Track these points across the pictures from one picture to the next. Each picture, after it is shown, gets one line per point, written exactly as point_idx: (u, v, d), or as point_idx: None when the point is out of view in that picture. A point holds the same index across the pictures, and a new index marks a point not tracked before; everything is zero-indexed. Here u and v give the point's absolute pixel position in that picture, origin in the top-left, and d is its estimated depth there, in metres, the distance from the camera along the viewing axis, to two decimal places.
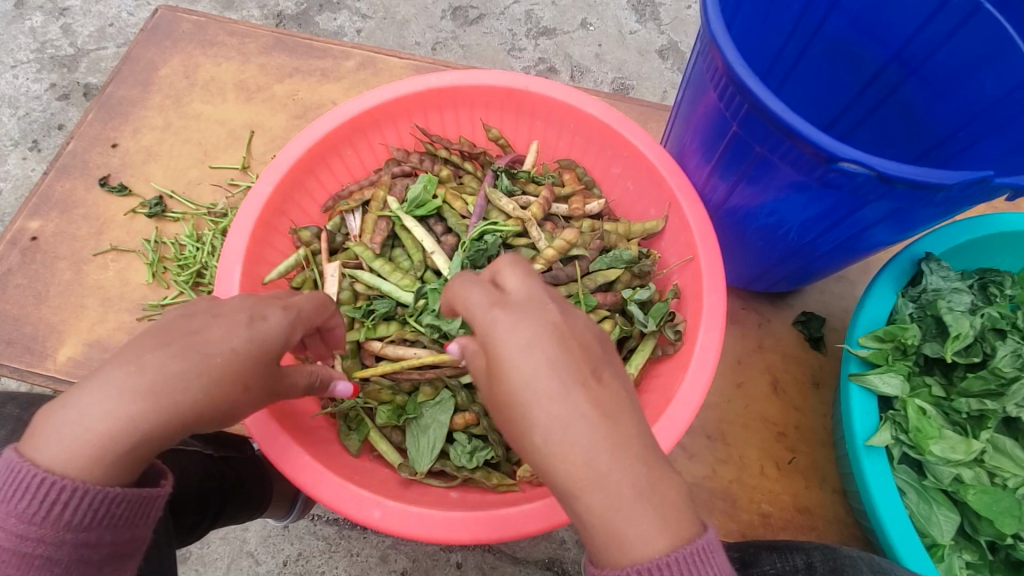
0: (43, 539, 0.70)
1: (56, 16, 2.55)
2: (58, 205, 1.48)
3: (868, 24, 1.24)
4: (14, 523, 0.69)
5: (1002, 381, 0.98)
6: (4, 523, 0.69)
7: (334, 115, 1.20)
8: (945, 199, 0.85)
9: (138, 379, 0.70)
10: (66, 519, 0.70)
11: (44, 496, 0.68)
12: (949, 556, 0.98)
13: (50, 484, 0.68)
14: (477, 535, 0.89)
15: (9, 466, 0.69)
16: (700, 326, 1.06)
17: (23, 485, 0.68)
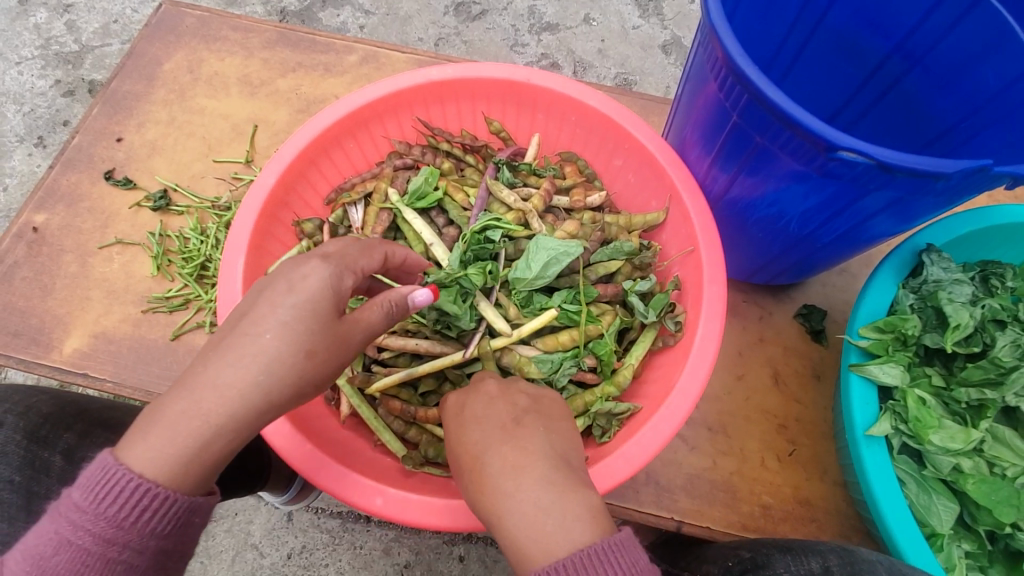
0: (127, 543, 0.73)
1: (60, 13, 2.56)
2: (63, 198, 1.49)
3: (870, 16, 1.24)
4: (99, 526, 0.72)
5: (1001, 370, 0.98)
6: (90, 525, 0.72)
7: (335, 108, 1.21)
8: (945, 188, 0.85)
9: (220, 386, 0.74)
10: (151, 525, 0.73)
11: (136, 500, 0.72)
12: (949, 546, 0.98)
13: (142, 490, 0.71)
14: (476, 522, 0.90)
15: (104, 468, 0.72)
16: (700, 317, 1.06)
17: (119, 489, 0.71)
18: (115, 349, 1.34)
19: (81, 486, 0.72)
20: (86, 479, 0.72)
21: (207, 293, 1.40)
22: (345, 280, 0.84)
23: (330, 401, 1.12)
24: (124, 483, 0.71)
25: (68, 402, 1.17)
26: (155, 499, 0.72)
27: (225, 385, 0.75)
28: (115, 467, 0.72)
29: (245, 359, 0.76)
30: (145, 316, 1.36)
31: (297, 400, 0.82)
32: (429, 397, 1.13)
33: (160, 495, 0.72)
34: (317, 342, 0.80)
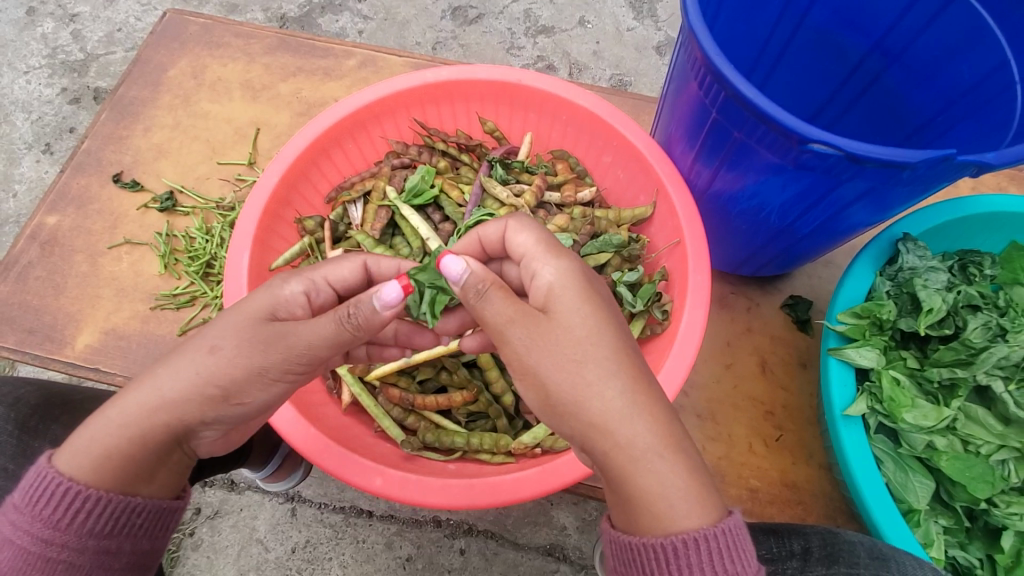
0: (65, 543, 0.78)
1: (66, 22, 2.63)
2: (74, 200, 1.55)
3: (850, 15, 1.28)
4: (37, 527, 0.77)
5: (971, 351, 1.03)
6: (28, 526, 0.78)
7: (334, 110, 1.26)
8: (913, 178, 0.90)
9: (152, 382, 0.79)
10: (86, 525, 0.78)
11: (69, 501, 0.77)
12: (926, 522, 1.02)
13: (70, 491, 0.77)
14: (472, 500, 0.95)
15: (38, 473, 0.78)
16: (686, 305, 1.11)
17: (51, 491, 0.77)
18: (124, 345, 1.39)
19: (22, 489, 0.79)
20: (26, 483, 0.79)
21: (213, 290, 1.45)
22: (287, 287, 0.87)
23: (332, 391, 1.17)
24: (54, 486, 0.77)
25: (54, 393, 1.20)
26: (86, 500, 0.77)
27: (142, 397, 0.79)
28: (50, 474, 0.78)
29: (172, 370, 0.80)
30: (153, 312, 1.42)
31: (207, 412, 0.81)
32: (426, 385, 1.18)
33: (90, 496, 0.77)
34: (226, 343, 0.81)
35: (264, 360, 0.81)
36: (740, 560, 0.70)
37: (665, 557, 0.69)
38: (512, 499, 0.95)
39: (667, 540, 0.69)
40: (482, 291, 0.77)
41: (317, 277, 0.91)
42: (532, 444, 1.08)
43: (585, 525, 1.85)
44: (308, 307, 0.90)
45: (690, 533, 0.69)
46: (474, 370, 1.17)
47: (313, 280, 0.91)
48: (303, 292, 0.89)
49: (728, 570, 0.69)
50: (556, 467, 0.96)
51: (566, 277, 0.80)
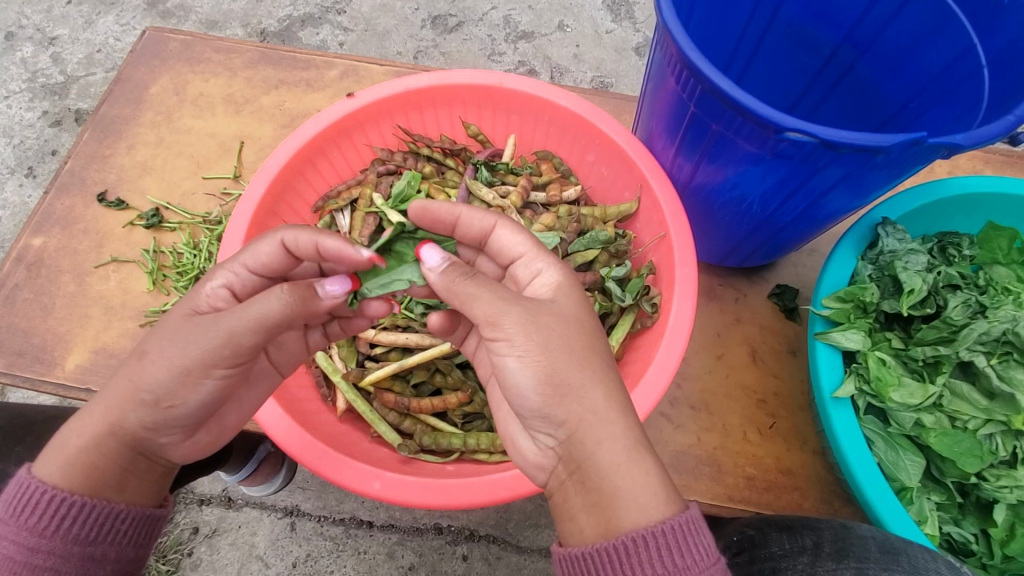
0: (52, 549, 0.80)
1: (44, 46, 2.61)
2: (59, 221, 1.54)
3: (820, 8, 1.30)
4: (24, 535, 0.79)
5: (953, 328, 1.05)
6: (13, 536, 0.79)
7: (318, 120, 1.27)
8: (887, 162, 0.92)
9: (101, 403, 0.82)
10: (71, 531, 0.80)
11: (53, 509, 0.79)
12: (919, 500, 1.04)
13: (56, 500, 0.79)
14: (472, 498, 0.95)
15: (21, 483, 0.80)
16: (673, 297, 1.13)
17: (34, 500, 0.79)
18: (115, 363, 1.38)
19: (3, 502, 0.80)
20: (8, 494, 0.80)
21: None
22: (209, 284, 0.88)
23: (326, 399, 1.17)
24: (39, 495, 0.79)
25: (17, 415, 1.20)
26: (71, 506, 0.79)
27: (95, 411, 0.82)
28: (30, 481, 0.80)
29: (118, 381, 0.82)
30: (144, 329, 1.41)
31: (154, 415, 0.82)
32: (421, 388, 1.18)
33: (72, 501, 0.79)
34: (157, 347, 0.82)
35: (185, 360, 0.80)
36: (690, 556, 0.70)
37: (616, 559, 0.70)
38: (511, 495, 0.95)
39: (616, 541, 0.70)
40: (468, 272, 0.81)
41: (236, 267, 0.90)
42: None
43: None
44: (234, 299, 0.90)
45: (635, 531, 0.69)
46: (468, 371, 1.18)
47: (234, 270, 0.90)
48: (224, 286, 0.89)
49: (678, 566, 0.69)
50: None
51: (568, 281, 0.85)
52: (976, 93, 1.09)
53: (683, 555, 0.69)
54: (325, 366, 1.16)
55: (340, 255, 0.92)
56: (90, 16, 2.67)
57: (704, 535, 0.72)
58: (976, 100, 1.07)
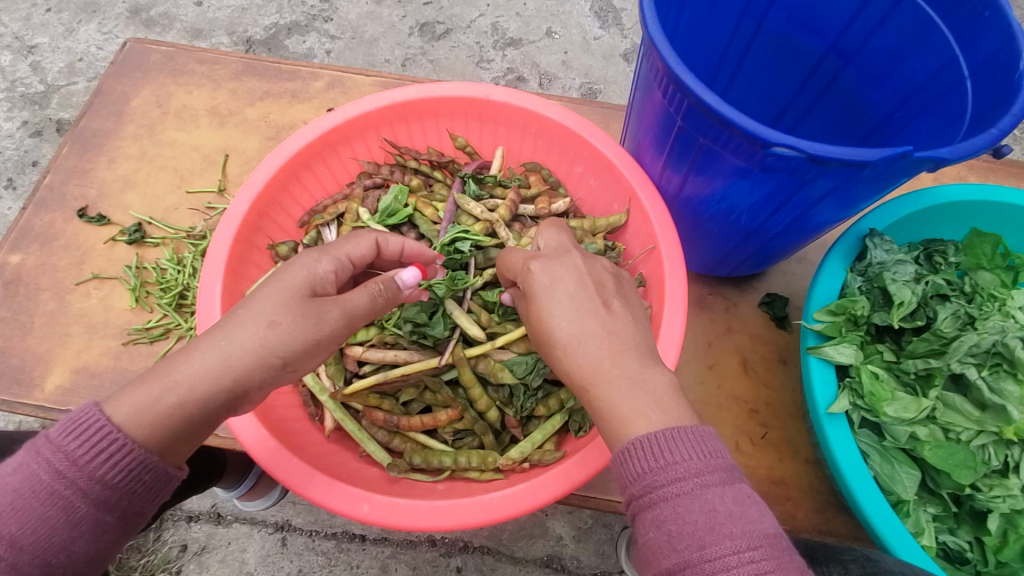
0: (74, 482, 0.74)
1: (24, 55, 2.57)
2: (38, 237, 1.50)
3: (805, 19, 1.31)
4: (58, 459, 0.75)
5: (943, 341, 1.05)
6: (54, 462, 0.74)
7: (303, 134, 1.25)
8: (874, 175, 0.92)
9: (186, 364, 0.82)
10: (110, 471, 0.76)
11: (104, 443, 0.76)
12: (915, 511, 1.04)
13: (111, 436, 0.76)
14: (463, 520, 0.94)
15: (82, 412, 0.77)
16: (664, 310, 1.12)
17: (88, 434, 0.76)
18: (97, 383, 1.35)
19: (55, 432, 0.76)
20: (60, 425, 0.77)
21: (188, 322, 1.44)
22: (319, 265, 0.95)
23: (313, 417, 1.14)
24: (96, 428, 0.76)
25: None
26: (116, 444, 0.76)
27: (209, 363, 0.83)
28: (99, 410, 0.77)
29: (237, 340, 0.85)
30: (126, 347, 1.38)
31: (270, 376, 0.87)
32: (410, 406, 1.16)
33: (120, 441, 0.76)
34: (281, 313, 0.87)
35: (318, 333, 0.89)
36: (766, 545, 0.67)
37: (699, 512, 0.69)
38: (503, 516, 0.94)
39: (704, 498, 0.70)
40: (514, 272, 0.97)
41: (342, 254, 0.99)
42: (519, 458, 1.08)
43: (581, 534, 1.84)
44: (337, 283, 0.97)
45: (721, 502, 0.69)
46: (457, 388, 1.16)
47: (340, 257, 0.98)
48: (334, 271, 0.96)
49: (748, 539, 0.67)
50: (547, 481, 0.96)
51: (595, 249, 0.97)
52: (961, 104, 1.08)
53: (685, 455, 0.72)
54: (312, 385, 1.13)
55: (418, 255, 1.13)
56: (71, 24, 2.63)
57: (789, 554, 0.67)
58: (960, 111, 1.08)
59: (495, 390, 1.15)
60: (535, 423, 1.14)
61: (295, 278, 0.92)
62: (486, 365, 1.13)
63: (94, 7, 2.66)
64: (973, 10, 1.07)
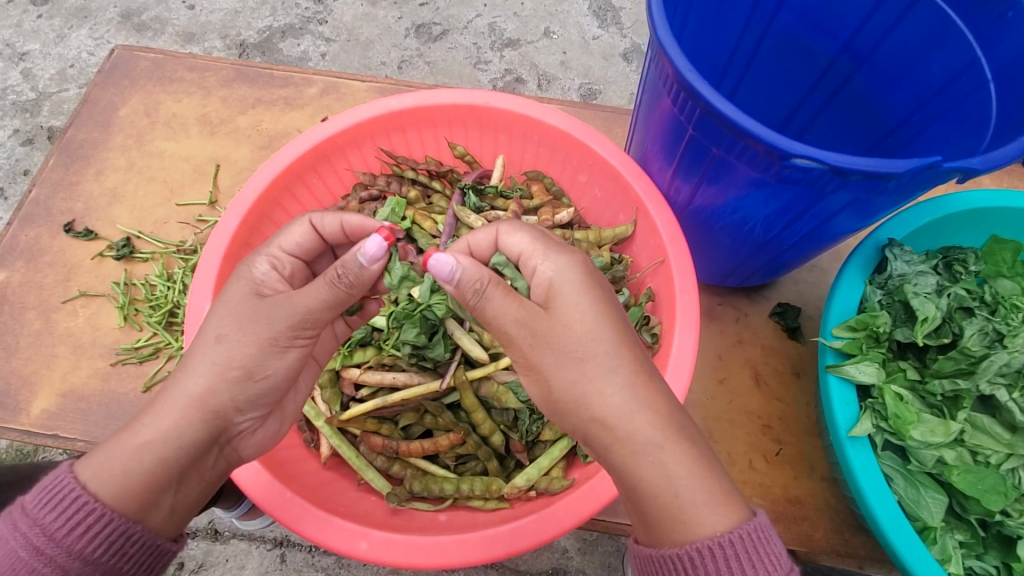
0: (55, 556, 0.74)
1: (14, 61, 2.51)
2: (23, 254, 1.45)
3: (816, 19, 1.26)
4: (36, 532, 0.74)
5: (971, 360, 1.01)
6: (31, 534, 0.73)
7: (294, 145, 1.20)
8: (898, 186, 0.87)
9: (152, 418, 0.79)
10: (87, 548, 0.74)
11: (79, 518, 0.74)
12: (942, 538, 0.99)
13: (85, 508, 0.74)
14: (466, 556, 0.90)
15: (57, 480, 0.75)
16: (675, 328, 1.07)
17: (64, 507, 0.74)
18: (84, 407, 1.30)
19: (31, 496, 0.75)
20: (37, 491, 0.75)
21: (178, 339, 1.38)
22: (257, 268, 0.88)
23: (309, 443, 1.10)
24: (69, 496, 0.74)
25: None
26: (91, 514, 0.74)
27: (171, 403, 0.80)
28: (70, 476, 0.75)
29: (190, 375, 0.81)
30: (115, 368, 1.33)
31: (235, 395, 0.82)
32: (410, 430, 1.12)
33: (96, 510, 0.74)
34: (228, 327, 0.83)
35: (272, 332, 0.83)
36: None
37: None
38: (508, 551, 0.90)
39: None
40: (481, 289, 0.79)
41: (276, 250, 0.91)
42: (525, 486, 1.03)
43: (586, 546, 1.77)
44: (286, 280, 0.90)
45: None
46: (459, 411, 1.11)
47: (274, 254, 0.91)
48: (273, 270, 0.89)
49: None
50: (554, 513, 0.92)
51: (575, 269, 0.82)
52: (985, 109, 1.03)
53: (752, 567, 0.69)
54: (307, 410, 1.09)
55: (361, 231, 0.96)
56: (62, 29, 2.57)
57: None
58: (984, 116, 1.03)
59: (498, 413, 1.10)
60: (541, 447, 1.10)
61: (235, 291, 0.86)
62: (488, 388, 1.08)
63: (84, 12, 2.60)
64: (994, 11, 1.02)
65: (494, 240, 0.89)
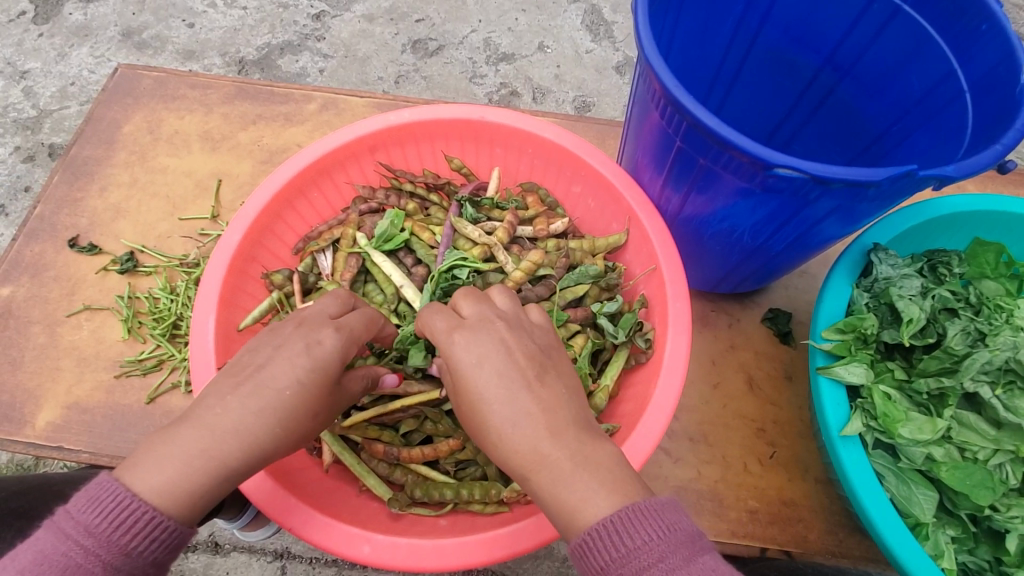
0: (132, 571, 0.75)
1: (16, 80, 2.55)
2: (28, 269, 1.48)
3: (799, 33, 1.30)
4: (103, 551, 0.73)
5: (954, 358, 1.05)
6: (92, 548, 0.73)
7: (296, 161, 1.23)
8: (878, 194, 0.91)
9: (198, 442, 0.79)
10: (148, 554, 0.76)
11: (143, 531, 0.75)
12: (934, 534, 1.02)
13: (154, 521, 0.75)
14: (466, 559, 0.92)
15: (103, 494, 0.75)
16: (668, 334, 1.10)
17: (117, 515, 0.74)
18: (88, 419, 1.31)
19: (83, 506, 0.74)
20: (89, 504, 0.74)
21: (181, 351, 1.41)
22: None
23: (311, 451, 1.13)
24: (135, 511, 0.74)
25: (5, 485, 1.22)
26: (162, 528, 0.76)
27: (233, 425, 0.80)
28: (120, 486, 0.75)
29: (244, 406, 0.81)
30: (119, 380, 1.35)
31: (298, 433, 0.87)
32: (410, 437, 1.15)
33: (168, 527, 0.76)
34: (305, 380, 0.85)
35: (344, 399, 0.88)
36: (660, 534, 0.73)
37: (606, 545, 0.74)
38: (507, 553, 0.93)
39: (593, 527, 0.75)
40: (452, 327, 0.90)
41: None
42: (524, 490, 1.06)
43: None
44: None
45: (594, 524, 0.75)
46: (458, 417, 1.14)
47: None
48: None
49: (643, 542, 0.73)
50: None
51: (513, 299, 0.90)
52: (962, 119, 1.06)
53: (641, 535, 0.73)
54: None
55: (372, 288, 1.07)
56: (63, 48, 2.61)
57: (680, 518, 0.76)
58: (960, 125, 1.06)
59: None
60: None
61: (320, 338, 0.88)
62: None
63: (85, 30, 2.64)
64: (970, 23, 1.05)
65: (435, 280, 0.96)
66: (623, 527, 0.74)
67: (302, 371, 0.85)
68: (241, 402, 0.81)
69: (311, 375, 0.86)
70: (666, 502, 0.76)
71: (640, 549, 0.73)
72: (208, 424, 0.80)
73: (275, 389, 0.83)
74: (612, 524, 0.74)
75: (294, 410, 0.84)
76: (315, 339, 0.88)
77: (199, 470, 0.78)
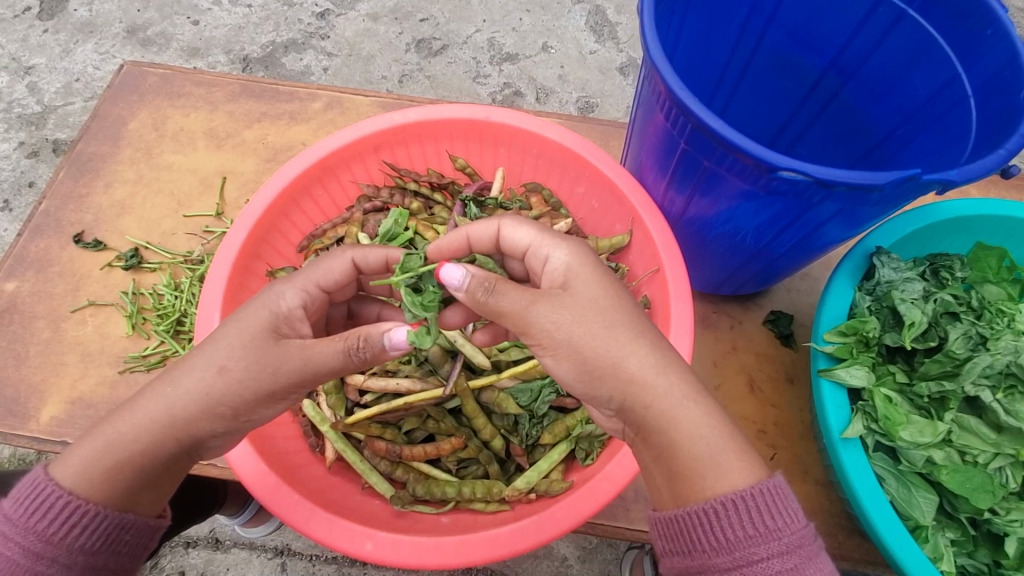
0: (54, 557, 0.81)
1: (20, 75, 2.56)
2: (33, 264, 1.48)
3: (804, 36, 1.30)
4: (30, 539, 0.81)
5: (956, 362, 1.05)
6: (19, 538, 0.81)
7: (301, 159, 1.24)
8: (882, 197, 0.91)
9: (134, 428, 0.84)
10: (82, 541, 0.82)
11: (66, 517, 0.81)
12: (934, 537, 1.02)
13: (70, 508, 0.81)
14: (468, 556, 0.93)
15: (37, 484, 0.82)
16: (670, 335, 1.11)
17: (46, 503, 0.81)
18: (91, 414, 1.32)
19: (15, 500, 0.82)
20: (18, 494, 0.83)
21: (185, 348, 1.42)
22: None
23: (314, 448, 1.14)
24: (52, 498, 0.81)
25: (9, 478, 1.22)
26: (84, 516, 0.81)
27: (158, 411, 0.84)
28: (50, 477, 0.82)
29: (182, 386, 0.85)
30: (122, 376, 1.35)
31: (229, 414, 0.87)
32: (413, 435, 1.16)
33: (94, 515, 0.82)
34: (232, 359, 0.86)
35: (275, 382, 0.86)
36: (776, 524, 0.77)
37: (707, 522, 0.78)
38: (509, 552, 0.93)
39: (707, 504, 0.78)
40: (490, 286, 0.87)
41: None
42: (526, 488, 1.07)
43: (587, 555, 1.86)
44: None
45: (719, 498, 0.78)
46: (460, 416, 1.16)
47: None
48: None
49: (766, 526, 0.77)
50: (553, 514, 0.95)
51: (579, 258, 0.92)
52: (965, 123, 1.07)
53: (760, 523, 0.77)
54: (312, 415, 1.13)
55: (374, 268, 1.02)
56: (68, 44, 2.61)
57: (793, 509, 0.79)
58: (964, 129, 1.06)
59: (499, 419, 1.15)
60: (540, 451, 1.14)
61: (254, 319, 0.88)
62: (488, 395, 1.13)
63: (90, 27, 2.64)
64: (975, 28, 1.05)
65: (497, 233, 1.00)
66: (747, 509, 0.77)
67: (240, 340, 0.87)
68: (181, 376, 0.86)
69: (241, 352, 0.86)
70: (787, 497, 0.79)
71: (756, 537, 0.77)
72: (154, 400, 0.85)
73: (203, 365, 0.86)
74: (725, 510, 0.78)
75: (228, 387, 0.85)
76: (251, 322, 0.88)
77: (117, 440, 0.84)
